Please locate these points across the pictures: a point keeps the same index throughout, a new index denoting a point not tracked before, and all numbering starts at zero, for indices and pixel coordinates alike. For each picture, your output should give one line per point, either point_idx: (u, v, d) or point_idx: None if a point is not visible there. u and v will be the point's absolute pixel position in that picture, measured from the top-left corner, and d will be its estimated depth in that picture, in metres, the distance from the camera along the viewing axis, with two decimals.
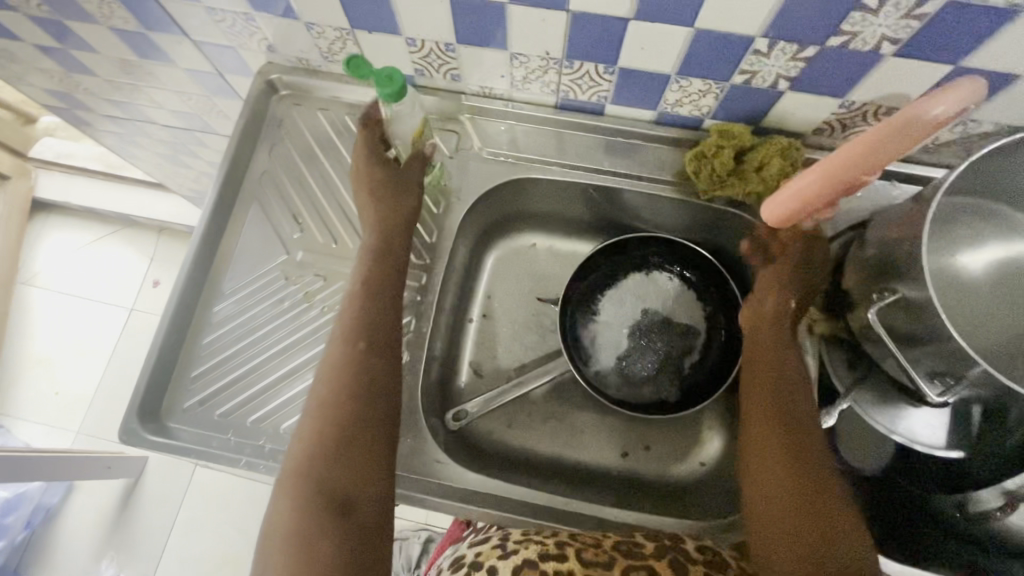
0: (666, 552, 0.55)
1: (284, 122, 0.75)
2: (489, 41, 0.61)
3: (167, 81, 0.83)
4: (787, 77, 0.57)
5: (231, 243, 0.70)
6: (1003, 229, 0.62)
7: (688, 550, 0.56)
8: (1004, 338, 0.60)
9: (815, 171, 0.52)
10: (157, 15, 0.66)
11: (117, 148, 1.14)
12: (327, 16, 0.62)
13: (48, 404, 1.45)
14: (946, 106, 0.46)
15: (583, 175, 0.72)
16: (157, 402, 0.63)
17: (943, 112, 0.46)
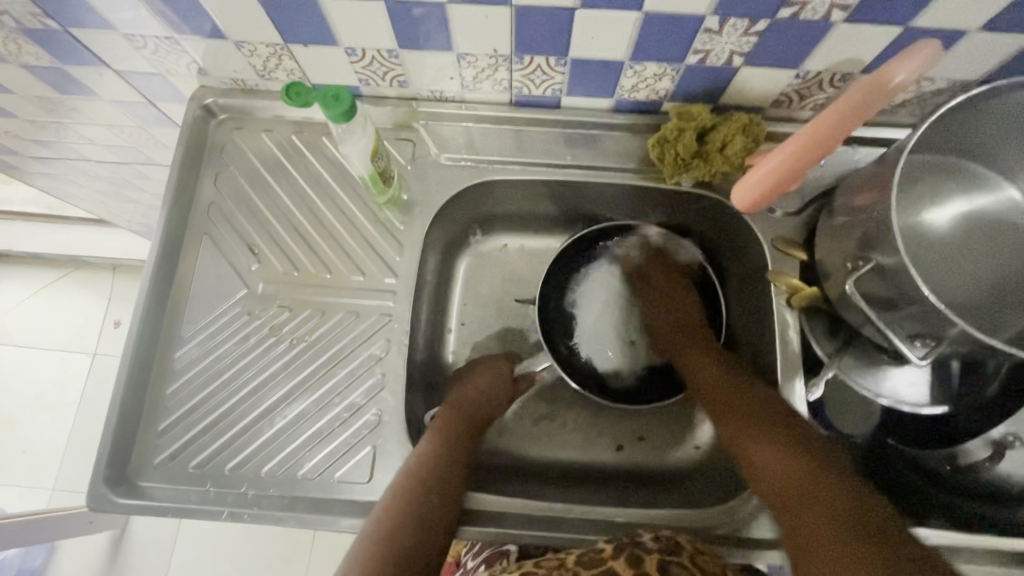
0: (621, 548, 0.53)
1: (227, 148, 0.70)
2: (433, 44, 0.58)
3: (95, 116, 0.77)
4: (741, 52, 0.55)
5: (185, 283, 0.66)
6: (964, 183, 0.62)
7: (643, 541, 0.53)
8: (976, 290, 0.61)
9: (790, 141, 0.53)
10: (71, 48, 0.61)
11: (53, 190, 1.07)
12: (257, 32, 0.58)
13: (18, 465, 1.38)
14: (909, 72, 0.45)
15: (546, 171, 0.70)
16: (125, 461, 0.59)
17: (905, 76, 0.45)
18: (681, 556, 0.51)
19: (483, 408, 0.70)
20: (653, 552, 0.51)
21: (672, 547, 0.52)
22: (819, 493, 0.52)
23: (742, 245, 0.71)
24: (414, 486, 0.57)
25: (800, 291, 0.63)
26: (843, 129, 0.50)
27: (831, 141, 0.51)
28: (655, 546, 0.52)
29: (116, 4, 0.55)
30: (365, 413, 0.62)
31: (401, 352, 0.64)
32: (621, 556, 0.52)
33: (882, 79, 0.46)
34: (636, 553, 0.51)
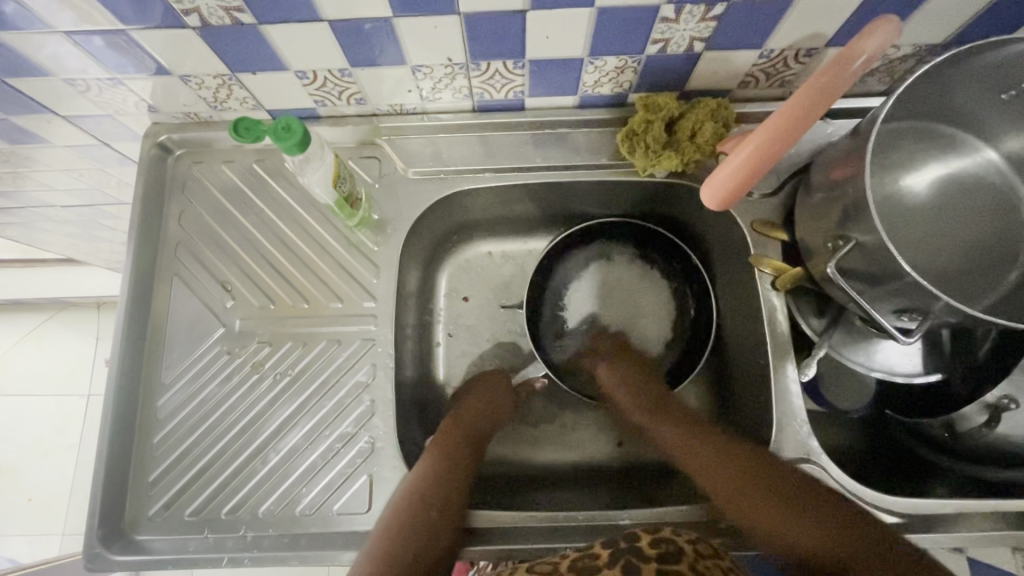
0: (618, 555, 0.51)
1: (188, 184, 0.68)
2: (385, 58, 0.56)
3: (50, 162, 0.74)
4: (701, 38, 0.54)
5: (160, 327, 0.64)
6: (938, 147, 0.61)
7: (639, 546, 0.51)
8: (960, 254, 0.60)
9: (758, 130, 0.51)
10: (12, 97, 0.59)
11: (22, 238, 1.04)
12: (201, 65, 0.56)
13: (23, 514, 1.37)
14: (872, 50, 0.44)
15: (517, 176, 0.68)
16: (118, 516, 0.58)
17: (871, 49, 0.44)
18: (680, 563, 0.49)
19: (486, 425, 0.69)
20: (650, 560, 0.49)
21: (672, 553, 0.50)
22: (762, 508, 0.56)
23: (723, 230, 0.70)
24: (420, 482, 0.58)
25: (784, 274, 0.62)
26: (812, 114, 0.48)
27: (801, 128, 0.49)
28: (653, 553, 0.50)
29: (51, 50, 0.53)
30: (358, 441, 0.61)
31: (389, 376, 0.63)
32: (616, 564, 0.50)
33: (849, 54, 0.45)
34: (632, 562, 0.49)
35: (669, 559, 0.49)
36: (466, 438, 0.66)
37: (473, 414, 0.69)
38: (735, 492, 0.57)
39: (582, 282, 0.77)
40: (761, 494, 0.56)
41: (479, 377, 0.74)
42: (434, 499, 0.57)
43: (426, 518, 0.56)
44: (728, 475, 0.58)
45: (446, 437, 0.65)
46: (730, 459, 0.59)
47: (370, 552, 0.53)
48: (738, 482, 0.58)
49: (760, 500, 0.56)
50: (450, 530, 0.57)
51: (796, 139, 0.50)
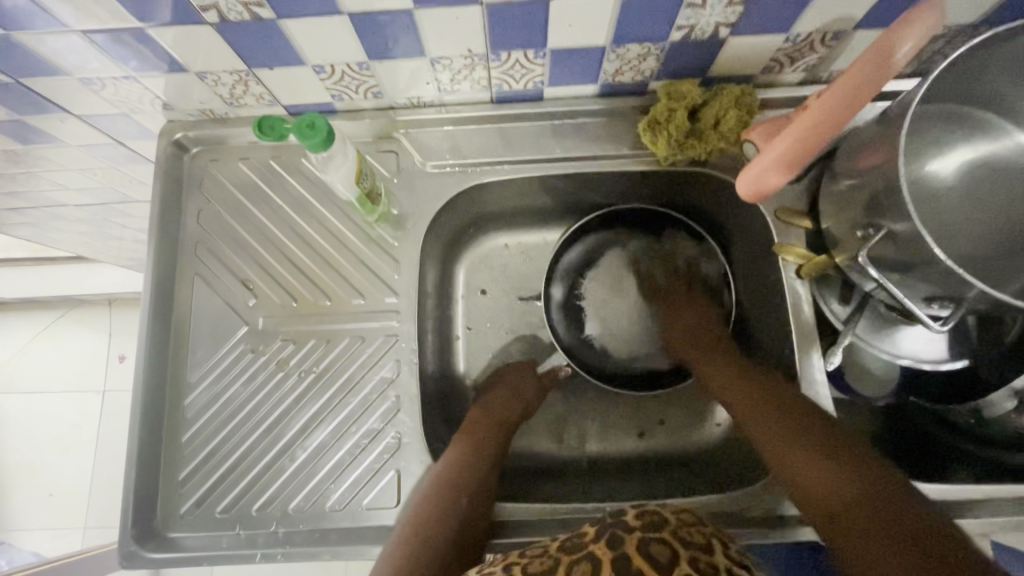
0: (603, 530, 0.50)
1: (205, 183, 0.67)
2: (403, 51, 0.55)
3: (64, 161, 0.74)
4: (727, 23, 0.53)
5: (183, 328, 0.64)
6: (969, 131, 0.60)
7: (625, 519, 0.51)
8: (990, 240, 0.60)
9: (784, 137, 0.51)
10: (27, 97, 0.58)
11: (33, 237, 1.04)
12: (218, 61, 0.55)
13: (45, 508, 1.39)
14: (917, 37, 0.43)
15: (536, 167, 0.68)
16: (151, 515, 0.59)
17: (907, 50, 0.43)
18: (662, 531, 0.48)
19: (508, 411, 0.70)
20: (634, 531, 0.48)
21: (657, 522, 0.50)
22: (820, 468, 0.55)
23: (744, 219, 0.69)
24: (449, 465, 0.61)
25: (809, 262, 0.61)
26: (855, 100, 0.47)
27: (842, 116, 0.49)
28: (638, 524, 0.49)
29: (67, 50, 0.52)
30: (384, 437, 0.61)
31: (413, 370, 0.63)
32: (602, 537, 0.49)
33: (891, 40, 0.44)
34: (616, 533, 0.49)
35: (651, 528, 0.49)
36: (493, 431, 0.68)
37: (501, 401, 0.71)
38: (816, 474, 0.54)
39: (597, 274, 0.77)
40: (838, 477, 0.54)
41: (508, 370, 0.74)
42: (456, 486, 0.59)
43: (457, 500, 0.59)
44: (792, 442, 0.57)
45: (472, 427, 0.67)
46: (809, 434, 0.57)
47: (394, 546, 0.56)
48: (815, 465, 0.55)
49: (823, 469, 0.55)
50: (483, 517, 0.60)
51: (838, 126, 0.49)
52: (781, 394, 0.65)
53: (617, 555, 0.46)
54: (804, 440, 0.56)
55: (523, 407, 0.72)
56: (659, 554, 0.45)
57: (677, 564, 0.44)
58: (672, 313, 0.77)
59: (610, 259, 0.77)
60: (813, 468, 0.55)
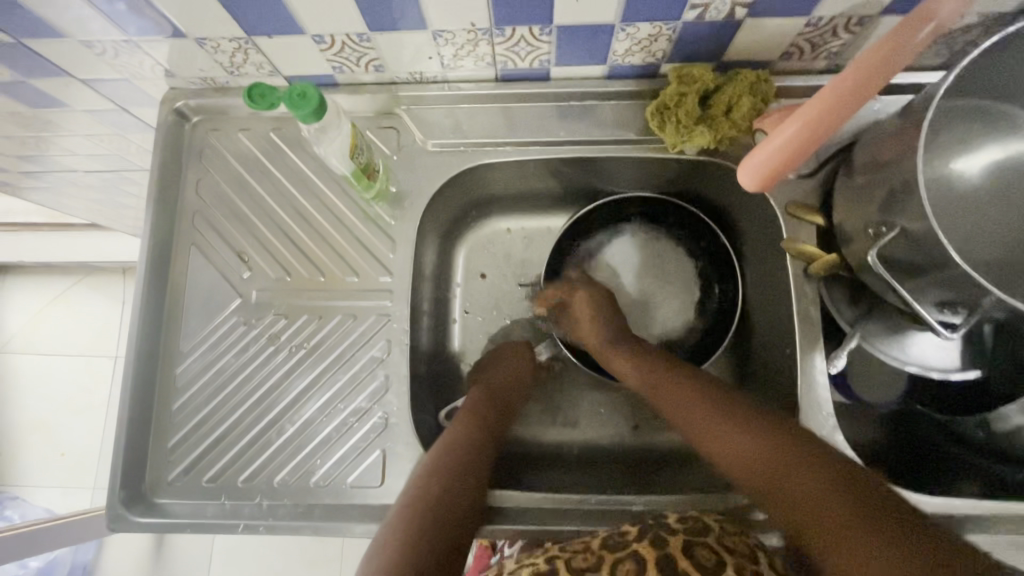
0: (645, 531, 0.49)
1: (205, 153, 0.67)
2: (405, 22, 0.53)
3: (71, 126, 0.74)
4: (743, 4, 0.50)
5: (178, 297, 0.64)
6: (999, 129, 0.57)
7: (666, 522, 0.50)
8: (1014, 245, 0.56)
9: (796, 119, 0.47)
10: (30, 59, 0.58)
11: (46, 201, 1.05)
12: (217, 28, 0.54)
13: (57, 467, 1.43)
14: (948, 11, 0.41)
15: (540, 150, 0.66)
16: (139, 480, 0.60)
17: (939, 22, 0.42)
18: (706, 536, 0.47)
19: (502, 398, 0.68)
20: (676, 534, 0.48)
21: (699, 527, 0.49)
22: (761, 451, 0.50)
23: (754, 213, 0.67)
24: (450, 441, 0.60)
25: (818, 259, 0.59)
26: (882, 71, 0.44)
27: (864, 92, 0.45)
28: (680, 528, 0.49)
29: (65, 11, 0.51)
30: (372, 417, 0.61)
31: (404, 351, 0.63)
32: (645, 538, 0.48)
33: (921, 15, 0.42)
34: (659, 534, 0.48)
35: (694, 532, 0.48)
36: (489, 414, 0.66)
37: (503, 382, 0.69)
38: (747, 449, 0.51)
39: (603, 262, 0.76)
40: (762, 461, 0.50)
41: (503, 352, 0.73)
42: (456, 473, 0.57)
43: (460, 484, 0.56)
44: (722, 426, 0.54)
45: (472, 406, 0.66)
46: (736, 424, 0.54)
47: (391, 539, 0.51)
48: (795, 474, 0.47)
49: (747, 446, 0.51)
50: (481, 498, 0.58)
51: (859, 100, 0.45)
52: (781, 395, 0.63)
53: (662, 555, 0.45)
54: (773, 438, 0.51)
55: (522, 390, 0.71)
56: (704, 557, 0.45)
57: (723, 566, 0.44)
58: (676, 307, 0.75)
59: (617, 248, 0.76)
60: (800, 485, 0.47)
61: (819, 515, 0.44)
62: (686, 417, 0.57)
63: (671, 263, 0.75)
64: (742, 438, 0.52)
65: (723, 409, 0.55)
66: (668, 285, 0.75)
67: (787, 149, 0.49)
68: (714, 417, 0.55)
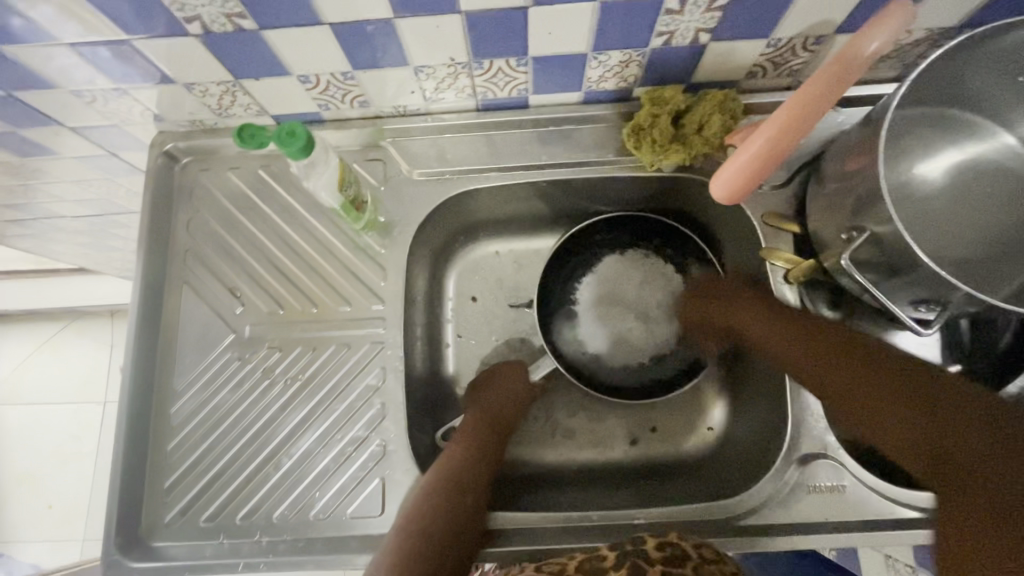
0: (624, 557, 0.53)
1: (195, 192, 0.68)
2: (387, 60, 0.56)
3: (59, 173, 0.75)
4: (707, 29, 0.53)
5: (171, 335, 0.64)
6: (954, 134, 0.60)
7: (645, 548, 0.53)
8: (980, 242, 0.59)
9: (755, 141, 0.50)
10: (20, 110, 0.59)
11: (33, 248, 1.05)
12: (205, 72, 0.56)
13: (44, 520, 1.39)
14: (882, 40, 0.44)
15: (523, 174, 0.68)
16: (135, 523, 0.59)
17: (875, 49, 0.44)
18: (684, 567, 0.51)
19: (500, 416, 0.69)
20: (656, 564, 0.51)
21: (678, 556, 0.52)
22: (909, 418, 0.54)
23: (733, 224, 0.69)
24: (446, 460, 0.62)
25: (795, 267, 0.61)
26: (816, 109, 0.48)
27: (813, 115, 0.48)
28: (659, 557, 0.52)
29: (56, 63, 0.53)
30: (370, 445, 0.61)
31: (399, 377, 0.63)
32: (623, 566, 0.52)
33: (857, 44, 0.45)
34: (638, 564, 0.51)
35: (673, 562, 0.51)
36: (486, 431, 0.67)
37: (498, 399, 0.70)
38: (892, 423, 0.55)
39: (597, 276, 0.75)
40: (919, 414, 0.54)
41: (494, 370, 0.73)
42: (452, 493, 0.59)
43: (458, 504, 0.58)
44: (857, 383, 0.57)
45: (469, 423, 0.67)
46: (866, 381, 0.57)
47: (390, 548, 0.55)
48: (964, 441, 0.51)
49: (920, 420, 0.54)
50: (479, 519, 0.59)
51: (806, 131, 0.49)
52: (772, 400, 0.64)
53: None
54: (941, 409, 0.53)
55: (517, 406, 0.72)
56: None
57: None
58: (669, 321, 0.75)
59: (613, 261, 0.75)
60: (965, 438, 0.51)
61: (963, 479, 0.51)
62: (824, 384, 0.59)
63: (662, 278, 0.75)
64: (890, 408, 0.55)
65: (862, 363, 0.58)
66: (664, 294, 0.75)
67: (740, 176, 0.52)
68: (878, 387, 0.56)
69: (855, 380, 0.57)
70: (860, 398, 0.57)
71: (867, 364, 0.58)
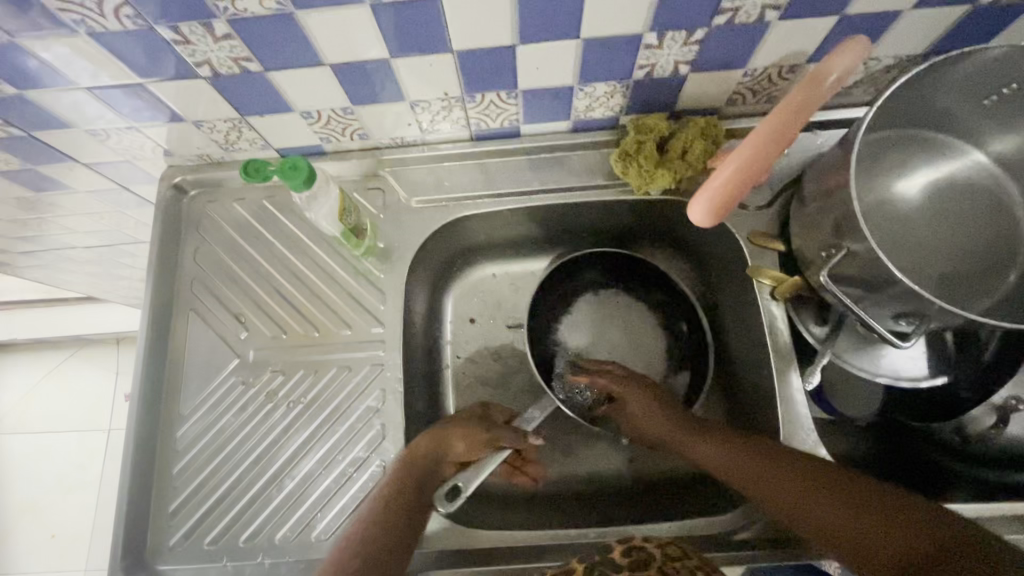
0: (593, 568, 0.53)
1: (202, 222, 0.71)
2: (384, 96, 0.59)
3: (73, 206, 0.78)
4: (686, 61, 0.56)
5: (177, 360, 0.66)
6: (929, 154, 0.62)
7: (613, 558, 0.53)
8: (959, 257, 0.61)
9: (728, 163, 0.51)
10: (39, 148, 0.63)
11: (45, 278, 1.08)
12: (214, 110, 0.59)
13: (46, 551, 1.38)
14: (844, 67, 0.46)
15: (516, 199, 0.70)
16: (140, 548, 0.60)
17: (837, 77, 0.47)
18: (649, 569, 0.51)
19: (482, 431, 0.63)
20: (622, 570, 0.51)
21: (643, 562, 0.52)
22: (824, 505, 0.50)
23: (719, 243, 0.71)
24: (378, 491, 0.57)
25: (781, 284, 0.63)
26: (787, 132, 0.50)
27: (780, 138, 0.50)
28: (625, 563, 0.52)
29: (74, 104, 0.56)
30: (371, 465, 0.63)
31: (398, 398, 0.65)
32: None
33: (823, 71, 0.47)
34: (603, 573, 0.51)
35: (640, 566, 0.51)
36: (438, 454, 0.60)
37: (456, 423, 0.63)
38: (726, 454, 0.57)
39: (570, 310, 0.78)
40: (813, 491, 0.51)
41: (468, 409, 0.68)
42: (382, 518, 0.54)
43: (383, 531, 0.53)
44: (762, 473, 0.53)
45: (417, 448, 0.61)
46: (775, 475, 0.53)
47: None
48: (824, 507, 0.50)
49: (822, 502, 0.50)
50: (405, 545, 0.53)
51: (774, 152, 0.51)
52: (763, 415, 0.66)
53: None
54: (822, 484, 0.51)
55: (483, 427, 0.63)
56: None
57: None
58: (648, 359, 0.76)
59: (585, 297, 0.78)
60: (841, 518, 0.49)
61: (871, 559, 0.47)
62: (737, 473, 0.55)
63: (638, 320, 0.78)
64: (794, 497, 0.51)
65: (749, 451, 0.56)
66: (647, 334, 0.77)
67: (719, 197, 0.53)
68: (754, 467, 0.54)
69: (761, 473, 0.54)
70: (768, 495, 0.53)
71: (763, 462, 0.54)
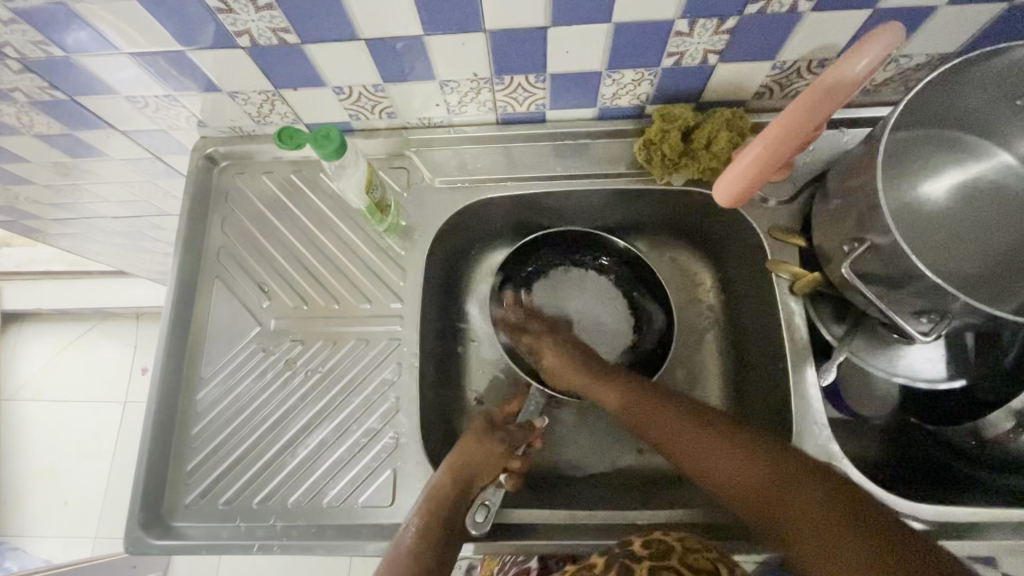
0: (613, 561, 0.52)
1: (230, 193, 0.73)
2: (415, 74, 0.60)
3: (107, 174, 0.80)
4: (715, 51, 0.57)
5: (202, 325, 0.68)
6: (957, 155, 0.62)
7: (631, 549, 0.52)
8: (982, 260, 0.60)
9: (755, 143, 0.53)
10: (78, 113, 0.65)
11: (73, 247, 1.11)
12: (249, 82, 0.61)
13: (59, 516, 1.42)
14: (870, 59, 0.45)
15: (537, 183, 0.71)
16: (157, 504, 0.61)
17: (864, 67, 0.45)
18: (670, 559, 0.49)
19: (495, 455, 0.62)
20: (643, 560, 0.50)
21: (662, 552, 0.51)
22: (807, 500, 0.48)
23: (738, 238, 0.71)
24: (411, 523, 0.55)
25: (800, 279, 0.63)
26: (810, 122, 0.50)
27: (805, 126, 0.51)
28: (644, 552, 0.51)
29: (115, 70, 0.58)
30: (383, 437, 0.64)
31: (413, 373, 0.66)
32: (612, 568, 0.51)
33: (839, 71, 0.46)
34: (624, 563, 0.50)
35: (659, 556, 0.50)
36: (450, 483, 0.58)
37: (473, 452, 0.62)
38: (731, 469, 0.53)
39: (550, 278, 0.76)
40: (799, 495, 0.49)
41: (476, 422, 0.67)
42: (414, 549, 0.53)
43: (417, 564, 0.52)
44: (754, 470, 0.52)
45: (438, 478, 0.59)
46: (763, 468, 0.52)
47: None
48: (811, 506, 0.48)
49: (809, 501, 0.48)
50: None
51: (800, 138, 0.52)
52: (777, 409, 0.65)
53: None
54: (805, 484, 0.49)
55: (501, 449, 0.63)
56: None
57: None
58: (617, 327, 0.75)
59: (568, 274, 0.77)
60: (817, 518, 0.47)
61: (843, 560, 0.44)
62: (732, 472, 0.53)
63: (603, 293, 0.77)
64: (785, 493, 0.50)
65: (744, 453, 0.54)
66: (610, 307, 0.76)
67: (744, 177, 0.55)
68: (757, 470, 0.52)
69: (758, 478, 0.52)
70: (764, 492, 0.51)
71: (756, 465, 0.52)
